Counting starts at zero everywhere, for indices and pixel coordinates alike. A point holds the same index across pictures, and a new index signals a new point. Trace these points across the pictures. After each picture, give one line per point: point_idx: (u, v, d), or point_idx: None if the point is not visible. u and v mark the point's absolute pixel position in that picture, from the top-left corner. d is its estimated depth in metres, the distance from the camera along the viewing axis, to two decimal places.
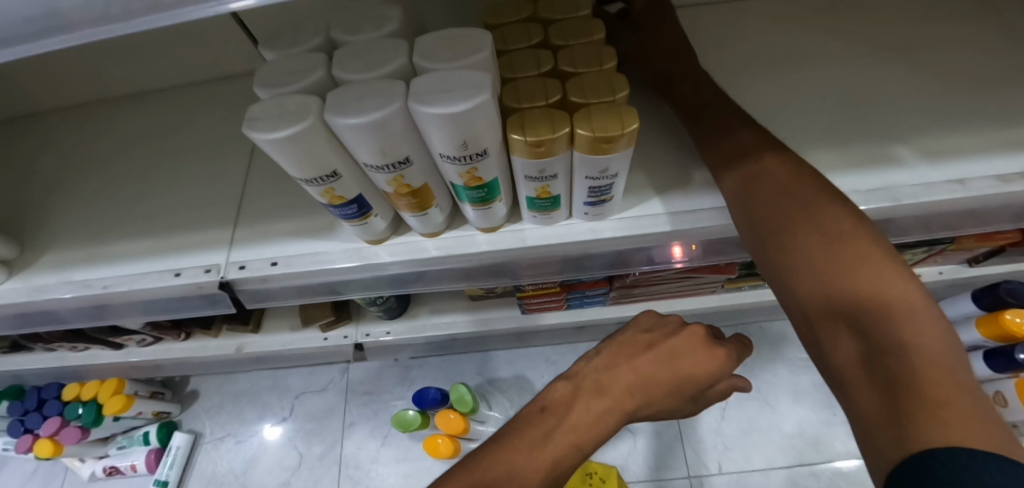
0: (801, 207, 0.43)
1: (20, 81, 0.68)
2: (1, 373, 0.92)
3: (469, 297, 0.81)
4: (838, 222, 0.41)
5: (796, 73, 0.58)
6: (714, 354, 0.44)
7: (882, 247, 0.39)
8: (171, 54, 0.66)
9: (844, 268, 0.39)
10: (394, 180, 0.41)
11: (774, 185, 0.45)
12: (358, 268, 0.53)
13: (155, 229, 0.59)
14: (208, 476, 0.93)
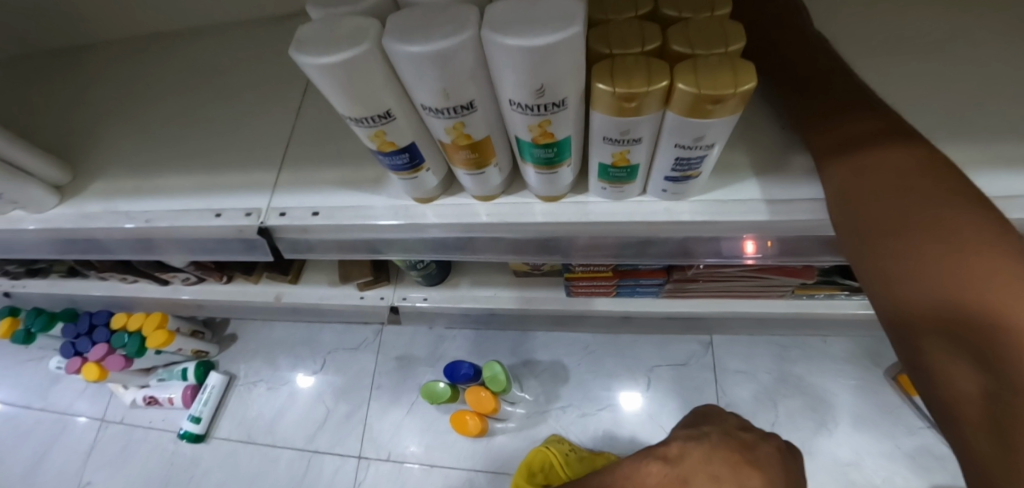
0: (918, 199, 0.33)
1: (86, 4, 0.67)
2: (59, 295, 0.96)
3: (514, 273, 0.77)
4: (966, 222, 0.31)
5: (936, 50, 0.48)
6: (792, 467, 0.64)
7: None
8: None
9: (965, 279, 0.30)
10: (453, 128, 0.36)
11: (884, 174, 0.35)
12: (402, 227, 0.49)
13: (199, 165, 0.56)
14: (239, 418, 0.94)
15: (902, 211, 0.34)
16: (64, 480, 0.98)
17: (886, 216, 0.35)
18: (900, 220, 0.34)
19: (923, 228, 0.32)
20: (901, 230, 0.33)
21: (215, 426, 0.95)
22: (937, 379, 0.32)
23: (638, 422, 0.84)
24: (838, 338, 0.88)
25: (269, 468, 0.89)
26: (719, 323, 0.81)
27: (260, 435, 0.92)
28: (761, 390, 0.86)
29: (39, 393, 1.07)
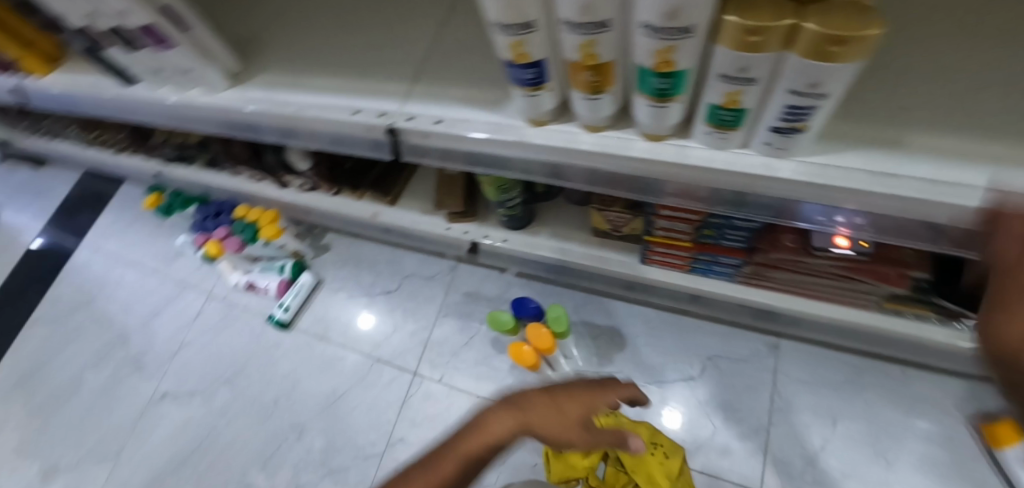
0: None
1: None
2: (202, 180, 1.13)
3: (594, 232, 0.80)
4: None
5: None
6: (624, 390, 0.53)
7: None
8: None
9: None
10: (584, 46, 0.40)
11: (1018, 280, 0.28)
12: (510, 144, 0.54)
13: (345, 71, 0.65)
14: (320, 316, 1.06)
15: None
16: (173, 335, 1.16)
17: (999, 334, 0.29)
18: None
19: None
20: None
21: (299, 318, 1.07)
22: None
23: (683, 402, 0.85)
24: (922, 374, 0.82)
25: (337, 365, 1.00)
26: (790, 325, 0.79)
27: (334, 334, 1.04)
28: (820, 404, 0.82)
29: (164, 261, 1.27)
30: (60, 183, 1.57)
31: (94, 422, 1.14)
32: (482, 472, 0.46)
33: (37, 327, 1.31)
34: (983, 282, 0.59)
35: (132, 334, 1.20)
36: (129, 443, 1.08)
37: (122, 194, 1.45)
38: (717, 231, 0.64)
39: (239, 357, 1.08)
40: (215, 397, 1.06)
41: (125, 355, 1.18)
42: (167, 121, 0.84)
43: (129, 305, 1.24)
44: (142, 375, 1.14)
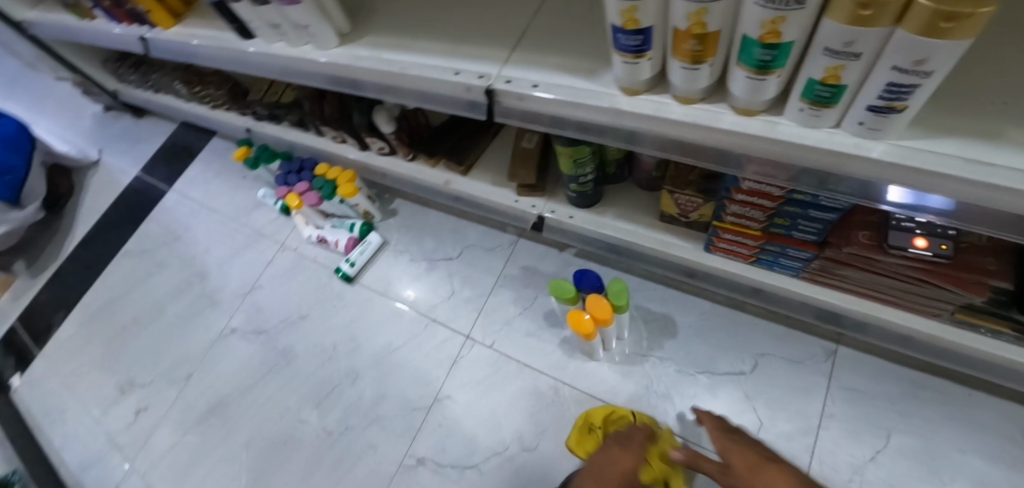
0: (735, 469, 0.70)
1: None
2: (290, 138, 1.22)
3: (661, 216, 0.82)
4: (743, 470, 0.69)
5: None
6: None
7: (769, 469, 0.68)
8: None
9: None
10: (695, 14, 0.43)
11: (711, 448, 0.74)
12: (603, 110, 0.58)
13: (449, 37, 0.70)
14: (382, 275, 1.13)
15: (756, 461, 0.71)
16: (246, 278, 1.26)
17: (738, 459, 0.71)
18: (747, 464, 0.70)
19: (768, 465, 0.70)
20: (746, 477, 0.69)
21: (363, 274, 1.15)
22: None
23: (730, 395, 0.85)
24: (989, 400, 0.79)
25: (395, 322, 1.07)
26: (851, 330, 0.79)
27: (394, 292, 1.10)
28: (873, 415, 0.81)
29: (244, 211, 1.37)
30: (156, 134, 1.72)
31: (170, 348, 1.25)
32: None
33: (127, 259, 1.45)
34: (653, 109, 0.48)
35: (210, 273, 1.31)
36: (200, 371, 1.19)
37: (210, 148, 1.57)
38: (790, 221, 0.65)
39: (305, 304, 1.16)
40: (281, 337, 1.15)
41: (202, 292, 1.29)
42: (275, 76, 0.93)
43: (209, 248, 1.36)
44: (216, 310, 1.25)
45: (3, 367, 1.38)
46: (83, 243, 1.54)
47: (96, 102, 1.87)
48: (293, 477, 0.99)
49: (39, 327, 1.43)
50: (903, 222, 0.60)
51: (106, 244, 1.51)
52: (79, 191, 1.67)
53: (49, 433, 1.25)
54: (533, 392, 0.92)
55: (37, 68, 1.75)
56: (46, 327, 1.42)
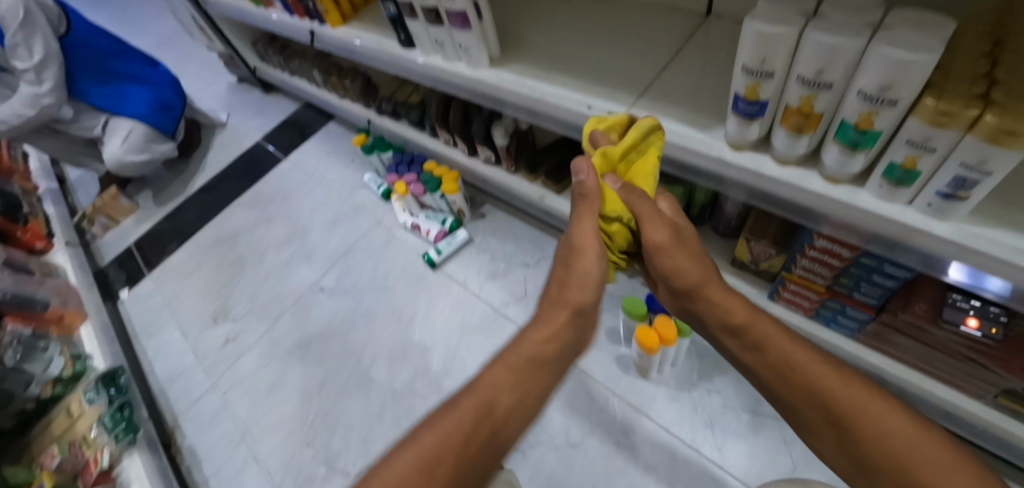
0: (678, 257, 0.63)
1: None
2: (409, 138, 1.44)
3: (732, 261, 0.94)
4: (685, 260, 0.63)
5: None
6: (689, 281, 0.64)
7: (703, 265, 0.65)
8: None
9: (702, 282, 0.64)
10: (807, 97, 0.56)
11: (657, 222, 0.62)
12: (711, 157, 0.71)
13: (584, 77, 0.85)
14: (465, 266, 1.29)
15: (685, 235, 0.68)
16: (342, 247, 1.45)
17: (682, 233, 0.64)
18: (685, 256, 0.64)
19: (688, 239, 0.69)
20: (686, 267, 0.63)
21: (447, 262, 1.31)
22: (817, 372, 0.54)
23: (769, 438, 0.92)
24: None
25: (470, 311, 1.21)
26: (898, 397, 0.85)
27: (472, 285, 1.25)
28: None
29: (349, 189, 1.58)
30: (279, 109, 1.96)
31: (264, 292, 1.43)
32: (800, 379, 0.55)
33: (239, 211, 1.67)
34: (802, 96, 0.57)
35: (312, 235, 1.51)
36: (286, 316, 1.36)
37: (327, 131, 1.80)
38: (853, 281, 0.75)
39: (391, 278, 1.33)
40: (365, 303, 1.31)
41: (302, 250, 1.49)
42: (424, 81, 1.12)
43: (314, 213, 1.57)
44: (312, 268, 1.43)
45: (117, 280, 1.59)
46: (203, 189, 1.77)
47: (232, 73, 2.13)
48: (356, 423, 1.12)
49: (153, 252, 1.64)
50: (958, 302, 0.67)
51: (223, 195, 1.73)
52: (205, 144, 1.91)
53: (146, 343, 1.43)
54: (584, 394, 1.03)
55: (194, 35, 2.02)
56: (159, 253, 1.63)
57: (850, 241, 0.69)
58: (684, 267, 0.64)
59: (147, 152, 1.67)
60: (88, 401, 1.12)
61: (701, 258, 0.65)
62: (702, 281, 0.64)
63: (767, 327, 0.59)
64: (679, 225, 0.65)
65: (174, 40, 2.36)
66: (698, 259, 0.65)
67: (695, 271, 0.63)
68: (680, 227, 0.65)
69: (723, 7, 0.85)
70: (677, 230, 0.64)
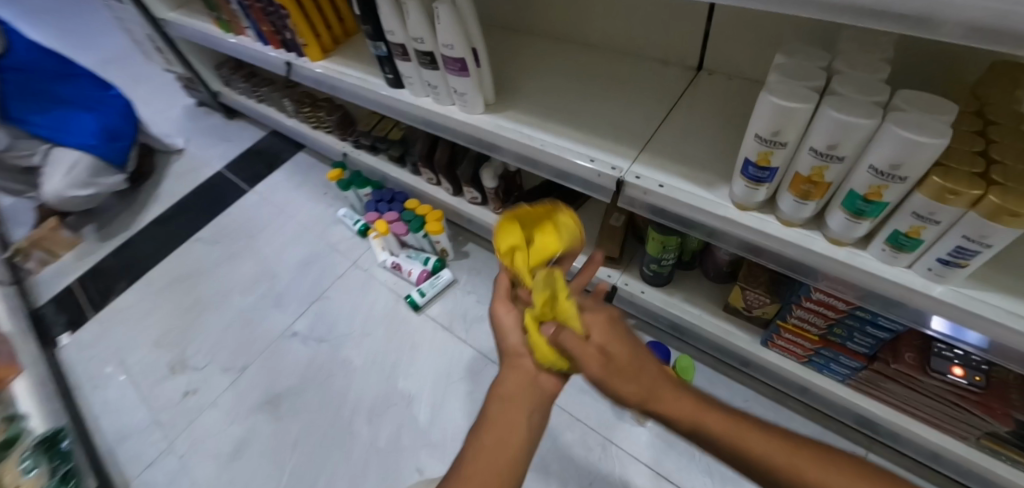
0: (611, 366, 0.53)
1: (537, 11, 1.02)
2: (388, 174, 1.40)
3: (725, 307, 0.96)
4: (618, 363, 0.53)
5: None
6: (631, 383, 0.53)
7: (635, 353, 0.55)
8: (640, 30, 0.91)
9: (638, 381, 0.53)
10: (818, 168, 0.59)
11: (582, 338, 0.53)
12: (717, 216, 0.72)
13: (584, 129, 0.86)
14: (449, 309, 1.25)
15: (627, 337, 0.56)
16: (316, 287, 1.38)
17: (616, 361, 0.52)
18: (619, 354, 0.54)
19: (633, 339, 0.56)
20: (622, 369, 0.53)
21: (430, 305, 1.26)
22: (782, 462, 0.49)
23: None
24: None
25: (459, 357, 1.17)
26: (884, 439, 0.88)
27: (459, 329, 1.21)
28: None
29: (322, 225, 1.52)
30: (243, 136, 1.86)
31: (229, 337, 1.33)
32: (766, 470, 0.50)
33: (199, 246, 1.55)
34: (812, 168, 0.59)
35: (282, 274, 1.43)
36: (256, 364, 1.26)
37: (296, 162, 1.72)
38: (847, 332, 0.78)
39: (372, 321, 1.28)
40: (343, 350, 1.24)
41: (271, 290, 1.40)
42: (410, 120, 1.09)
43: (284, 250, 1.49)
44: (284, 311, 1.35)
45: (55, 323, 1.43)
46: (156, 221, 1.64)
47: (189, 96, 2.01)
48: (337, 483, 1.04)
49: (98, 291, 1.49)
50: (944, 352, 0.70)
51: (181, 228, 1.61)
52: (159, 172, 1.78)
53: (90, 396, 1.28)
54: (581, 445, 1.01)
55: (150, 56, 1.90)
56: (106, 293, 1.49)
57: (846, 297, 0.72)
58: (620, 373, 0.53)
59: (92, 187, 1.52)
60: (23, 471, 0.94)
61: (645, 367, 0.54)
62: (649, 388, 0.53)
63: (718, 423, 0.53)
64: (615, 341, 0.54)
65: (124, 59, 2.21)
66: (642, 367, 0.54)
67: (631, 370, 0.53)
68: (613, 353, 0.53)
69: (715, 64, 0.87)
70: (608, 360, 0.52)
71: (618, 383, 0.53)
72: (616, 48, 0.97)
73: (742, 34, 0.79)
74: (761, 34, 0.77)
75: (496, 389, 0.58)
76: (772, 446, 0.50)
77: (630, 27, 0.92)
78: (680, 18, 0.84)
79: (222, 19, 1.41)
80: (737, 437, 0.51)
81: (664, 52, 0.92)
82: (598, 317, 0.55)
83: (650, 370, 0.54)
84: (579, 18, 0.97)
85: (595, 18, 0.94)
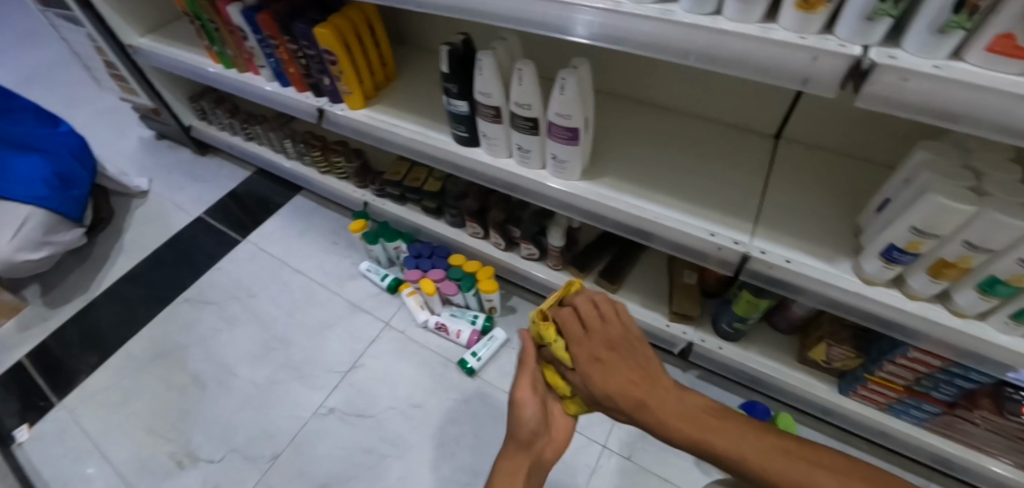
0: (600, 379, 0.67)
1: (617, 71, 1.04)
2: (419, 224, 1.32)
3: (801, 359, 1.05)
4: (609, 375, 0.67)
5: None
6: (619, 390, 0.66)
7: (633, 369, 0.68)
8: (724, 102, 0.97)
9: (630, 390, 0.66)
10: (964, 256, 0.67)
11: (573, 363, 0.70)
12: (843, 290, 0.78)
13: (691, 199, 0.88)
14: (506, 371, 1.20)
15: (612, 349, 0.69)
16: (345, 354, 1.25)
17: (600, 376, 0.67)
18: (607, 370, 0.67)
19: (624, 350, 0.70)
20: (612, 381, 0.66)
21: (484, 367, 1.20)
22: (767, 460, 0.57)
23: None
24: None
25: None
26: (950, 470, 0.99)
27: None
28: None
29: (340, 280, 1.38)
30: (226, 178, 1.69)
31: (247, 416, 1.16)
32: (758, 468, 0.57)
33: (188, 309, 1.37)
34: (955, 255, 0.68)
35: (303, 337, 1.28)
36: (289, 451, 1.11)
37: (294, 206, 1.58)
38: (933, 383, 0.88)
39: (419, 389, 1.18)
40: (390, 426, 1.13)
41: (291, 360, 1.25)
42: (480, 180, 1.03)
43: (298, 310, 1.34)
44: (312, 383, 1.20)
45: (3, 414, 1.19)
46: (126, 278, 1.46)
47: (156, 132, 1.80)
48: None
49: (59, 365, 1.28)
50: (1014, 394, 0.80)
51: (163, 289, 1.42)
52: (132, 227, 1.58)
53: None
54: None
55: (104, 82, 1.67)
56: (69, 371, 1.27)
57: (944, 356, 0.80)
58: (611, 383, 0.67)
59: (46, 247, 1.30)
60: None
61: (635, 381, 0.67)
62: (637, 398, 0.65)
63: (713, 435, 0.60)
64: (601, 359, 0.69)
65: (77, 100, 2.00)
66: (625, 376, 0.67)
67: (622, 382, 0.66)
68: (604, 372, 0.67)
69: (795, 132, 0.95)
70: (596, 377, 0.67)
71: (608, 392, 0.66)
72: (695, 114, 1.02)
73: (829, 109, 0.88)
74: (845, 109, 0.86)
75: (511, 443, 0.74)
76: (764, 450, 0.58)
77: (708, 96, 0.98)
78: (765, 92, 0.91)
79: (228, 54, 1.26)
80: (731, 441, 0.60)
81: (740, 120, 0.98)
82: (590, 344, 0.70)
83: (635, 377, 0.67)
84: (655, 83, 1.02)
85: (680, 85, 0.99)
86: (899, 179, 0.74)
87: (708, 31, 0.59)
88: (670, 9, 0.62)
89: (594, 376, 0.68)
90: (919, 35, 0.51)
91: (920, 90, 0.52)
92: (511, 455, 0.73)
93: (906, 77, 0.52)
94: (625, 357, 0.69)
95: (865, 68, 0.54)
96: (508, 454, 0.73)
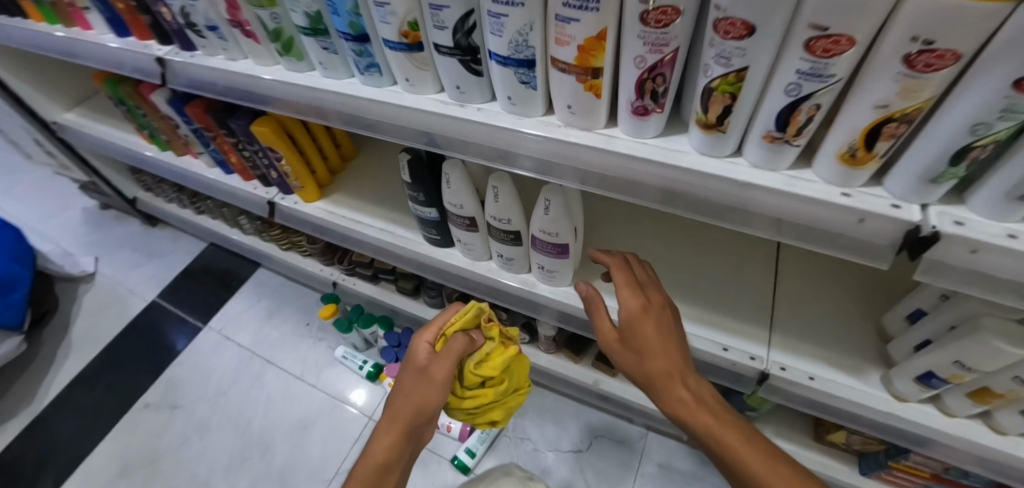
0: (640, 328, 0.62)
1: None
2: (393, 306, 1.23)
3: (819, 439, 0.99)
4: (649, 329, 0.62)
5: None
6: (652, 347, 0.61)
7: (671, 333, 0.62)
8: None
9: (661, 351, 0.60)
10: (1014, 391, 0.59)
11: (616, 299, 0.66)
12: (874, 410, 0.70)
13: (699, 302, 0.80)
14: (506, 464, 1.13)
15: (664, 306, 0.64)
16: (328, 459, 1.14)
17: (637, 330, 0.62)
18: (650, 323, 0.62)
19: (670, 313, 0.64)
20: (646, 335, 0.61)
21: (482, 462, 1.13)
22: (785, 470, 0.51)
23: None
24: None
25: None
26: None
27: None
28: None
29: (316, 368, 1.28)
30: (184, 253, 1.55)
31: None
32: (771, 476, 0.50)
33: (150, 415, 1.25)
34: (1004, 388, 0.59)
35: (279, 442, 1.17)
36: None
37: (258, 282, 1.46)
38: (963, 474, 0.81)
39: None
40: None
41: (267, 469, 1.14)
42: (458, 283, 0.93)
43: (272, 408, 1.22)
44: None
45: None
46: (77, 381, 1.32)
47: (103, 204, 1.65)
48: None
49: None
50: None
51: (122, 391, 1.29)
52: (80, 317, 1.44)
53: None
54: None
55: (34, 157, 1.51)
56: None
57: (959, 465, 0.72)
58: (647, 340, 0.61)
59: None
60: None
61: (667, 348, 0.60)
62: (660, 367, 0.60)
63: (724, 430, 0.55)
64: (649, 312, 0.63)
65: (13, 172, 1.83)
66: (663, 340, 0.61)
67: (655, 344, 0.61)
68: (642, 328, 0.62)
69: None
70: (630, 331, 0.63)
71: (637, 343, 0.62)
72: None
73: None
74: None
75: (396, 418, 0.60)
76: (771, 453, 0.52)
77: None
78: None
79: (160, 137, 1.10)
80: (739, 440, 0.54)
81: None
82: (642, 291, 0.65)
83: (670, 344, 0.61)
84: None
85: None
86: (933, 292, 0.65)
87: (723, 180, 0.48)
88: (675, 146, 0.51)
89: (634, 324, 0.63)
90: (990, 199, 0.41)
91: (993, 263, 0.42)
92: (390, 440, 0.59)
93: (974, 249, 0.42)
94: (671, 322, 0.63)
95: (925, 237, 0.43)
96: (390, 428, 0.60)
